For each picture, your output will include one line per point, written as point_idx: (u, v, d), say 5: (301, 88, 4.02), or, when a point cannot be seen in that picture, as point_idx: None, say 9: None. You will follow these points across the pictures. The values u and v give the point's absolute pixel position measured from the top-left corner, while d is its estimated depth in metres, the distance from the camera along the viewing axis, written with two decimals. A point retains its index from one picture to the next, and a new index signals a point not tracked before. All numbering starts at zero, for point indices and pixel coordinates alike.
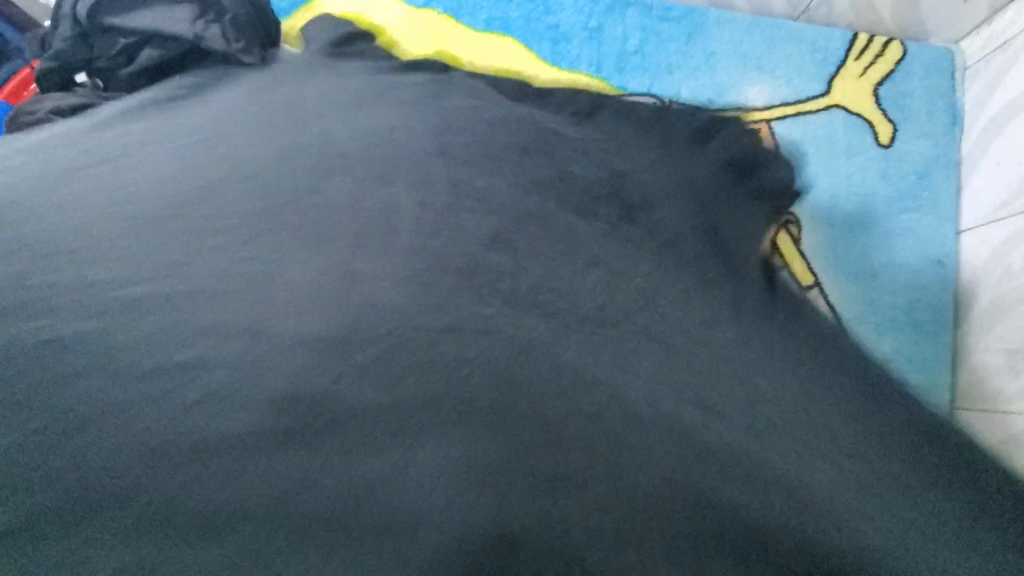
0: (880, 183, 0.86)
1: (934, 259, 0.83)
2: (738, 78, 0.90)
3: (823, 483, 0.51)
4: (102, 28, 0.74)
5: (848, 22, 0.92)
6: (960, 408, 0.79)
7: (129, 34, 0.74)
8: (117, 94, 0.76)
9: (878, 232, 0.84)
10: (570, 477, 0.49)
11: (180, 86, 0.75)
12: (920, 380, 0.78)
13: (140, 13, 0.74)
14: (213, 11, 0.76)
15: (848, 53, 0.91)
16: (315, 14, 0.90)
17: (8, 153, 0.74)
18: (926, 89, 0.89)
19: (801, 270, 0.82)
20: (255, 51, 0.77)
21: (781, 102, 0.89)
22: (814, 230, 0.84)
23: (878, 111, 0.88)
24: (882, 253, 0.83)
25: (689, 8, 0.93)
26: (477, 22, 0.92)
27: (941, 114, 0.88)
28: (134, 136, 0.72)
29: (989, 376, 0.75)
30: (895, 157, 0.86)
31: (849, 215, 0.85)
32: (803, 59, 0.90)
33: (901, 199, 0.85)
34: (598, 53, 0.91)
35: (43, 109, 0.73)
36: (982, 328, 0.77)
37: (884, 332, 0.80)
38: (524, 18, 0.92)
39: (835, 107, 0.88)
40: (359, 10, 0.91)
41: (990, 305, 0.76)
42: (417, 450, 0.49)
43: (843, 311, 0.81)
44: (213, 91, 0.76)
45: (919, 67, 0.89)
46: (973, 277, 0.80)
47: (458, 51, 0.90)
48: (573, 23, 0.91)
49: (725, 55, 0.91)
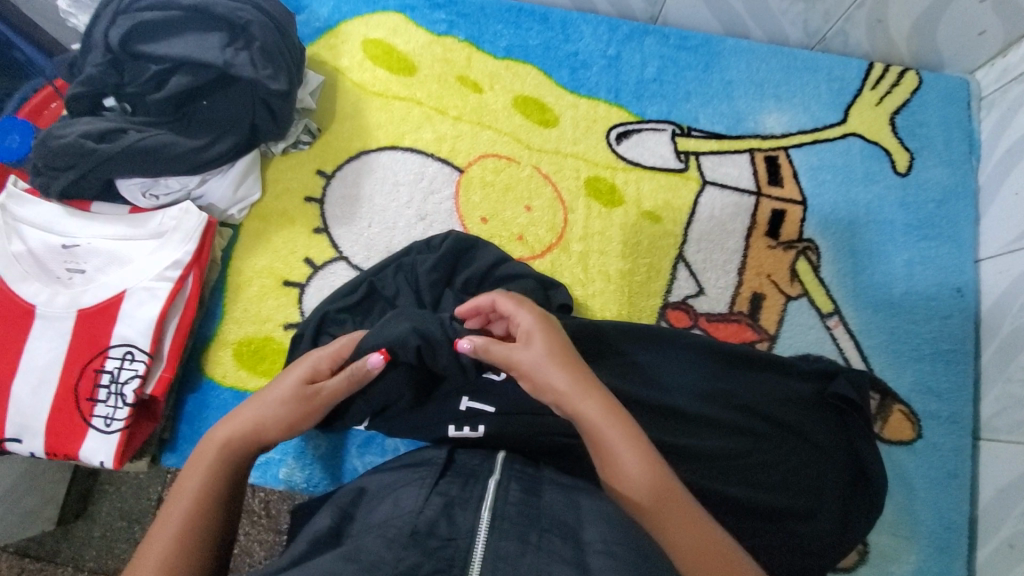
0: (899, 212, 0.86)
1: (954, 288, 0.82)
2: (756, 106, 0.91)
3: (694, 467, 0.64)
4: (132, 54, 0.73)
5: (865, 51, 0.92)
6: (983, 439, 0.78)
7: (159, 60, 0.73)
8: (143, 120, 0.74)
9: (897, 260, 0.84)
10: (704, 475, 0.64)
11: (207, 112, 0.76)
12: (942, 411, 0.78)
13: (170, 39, 0.73)
14: (243, 38, 0.74)
15: (864, 83, 0.91)
16: (338, 41, 0.91)
17: (35, 174, 0.75)
18: (942, 119, 0.89)
19: (822, 299, 0.82)
20: (282, 77, 0.75)
21: (799, 130, 0.90)
22: (834, 258, 0.84)
23: (895, 141, 0.89)
24: (901, 282, 0.83)
25: (707, 36, 0.93)
26: (497, 50, 0.92)
27: (957, 143, 0.88)
28: (162, 161, 0.74)
29: (1011, 409, 0.75)
30: (913, 186, 0.87)
31: (869, 242, 0.85)
32: (820, 89, 0.91)
33: (919, 228, 0.85)
34: (617, 80, 0.91)
35: (68, 134, 0.72)
36: (1003, 358, 0.77)
37: (905, 362, 0.80)
38: (544, 45, 0.92)
39: (852, 136, 0.89)
40: (380, 36, 0.91)
41: (1010, 335, 0.77)
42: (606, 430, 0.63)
43: (865, 339, 0.81)
44: (240, 117, 0.76)
45: (935, 96, 0.90)
46: (994, 307, 0.80)
47: (479, 78, 0.91)
48: (593, 51, 0.92)
49: (741, 83, 0.92)
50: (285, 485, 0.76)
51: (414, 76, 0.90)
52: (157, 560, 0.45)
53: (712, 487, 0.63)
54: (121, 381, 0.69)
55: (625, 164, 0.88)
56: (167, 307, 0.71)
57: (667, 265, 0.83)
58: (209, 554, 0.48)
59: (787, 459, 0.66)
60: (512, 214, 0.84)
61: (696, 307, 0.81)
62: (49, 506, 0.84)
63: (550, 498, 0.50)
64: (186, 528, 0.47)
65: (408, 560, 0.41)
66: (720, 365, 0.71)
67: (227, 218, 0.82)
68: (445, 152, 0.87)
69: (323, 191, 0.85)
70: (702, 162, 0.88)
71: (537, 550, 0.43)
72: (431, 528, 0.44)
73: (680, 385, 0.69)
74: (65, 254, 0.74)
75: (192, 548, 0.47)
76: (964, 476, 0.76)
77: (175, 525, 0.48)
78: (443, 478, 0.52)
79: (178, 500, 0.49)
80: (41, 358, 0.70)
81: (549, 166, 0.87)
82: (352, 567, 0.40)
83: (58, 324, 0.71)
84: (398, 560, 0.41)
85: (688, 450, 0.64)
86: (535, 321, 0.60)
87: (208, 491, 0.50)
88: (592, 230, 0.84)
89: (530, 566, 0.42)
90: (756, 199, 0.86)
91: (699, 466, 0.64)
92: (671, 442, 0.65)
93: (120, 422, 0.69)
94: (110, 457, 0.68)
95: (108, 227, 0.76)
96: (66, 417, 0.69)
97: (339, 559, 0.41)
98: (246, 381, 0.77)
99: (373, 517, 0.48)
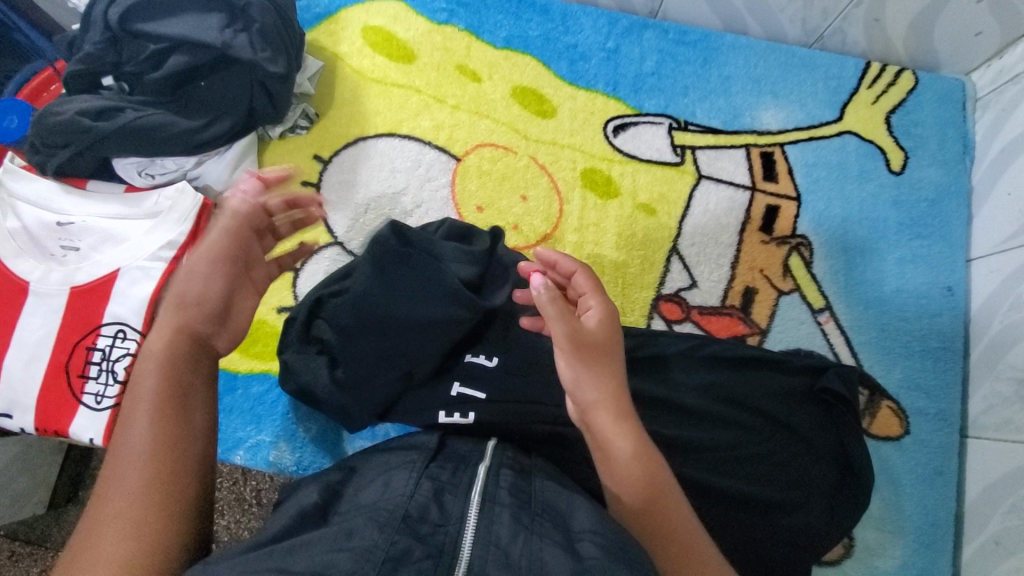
0: (892, 211, 0.86)
1: (944, 287, 0.83)
2: (752, 102, 0.91)
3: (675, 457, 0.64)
4: (132, 33, 0.73)
5: (862, 50, 0.93)
6: (971, 436, 0.78)
7: (158, 41, 0.73)
8: (140, 99, 0.74)
9: (889, 258, 0.84)
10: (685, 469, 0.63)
11: (204, 93, 0.76)
12: (929, 407, 0.79)
13: (169, 18, 0.73)
14: (243, 20, 0.74)
15: (861, 82, 0.92)
16: (338, 27, 0.91)
17: (32, 153, 0.75)
18: (938, 119, 0.90)
19: (814, 294, 0.83)
20: (281, 61, 0.76)
21: (795, 126, 0.90)
22: (826, 254, 0.84)
23: (891, 140, 0.89)
24: (893, 280, 0.83)
25: (705, 32, 0.94)
26: (496, 40, 0.92)
27: (952, 144, 0.89)
28: (159, 140, 0.74)
29: (998, 406, 0.75)
30: (907, 185, 0.88)
31: (861, 239, 0.85)
32: (817, 87, 0.92)
33: (912, 227, 0.86)
34: (615, 73, 0.92)
35: (66, 112, 0.72)
36: (991, 356, 0.78)
37: (894, 358, 0.80)
38: (544, 36, 0.93)
39: (847, 134, 0.90)
40: (381, 24, 0.92)
41: (999, 334, 0.77)
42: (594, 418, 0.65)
43: (855, 335, 0.81)
44: (237, 100, 0.77)
45: (931, 97, 0.91)
46: (983, 306, 0.80)
47: (477, 67, 0.91)
48: (592, 43, 0.93)
49: (739, 79, 0.92)
50: (274, 467, 0.76)
51: (414, 64, 0.90)
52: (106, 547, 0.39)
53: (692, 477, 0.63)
54: (113, 359, 0.69)
55: (622, 157, 0.88)
56: (160, 286, 0.71)
57: (661, 258, 0.83)
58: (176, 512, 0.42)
59: (775, 453, 0.67)
60: (508, 204, 0.85)
61: (689, 300, 0.82)
62: (41, 488, 0.84)
63: (539, 483, 0.50)
64: (133, 509, 0.41)
65: (400, 544, 0.42)
66: (710, 363, 0.71)
67: (223, 201, 0.82)
68: (443, 140, 0.87)
69: (319, 176, 0.85)
70: (698, 156, 0.88)
71: (523, 533, 0.44)
72: (422, 514, 0.45)
73: (663, 375, 0.70)
74: (59, 232, 0.74)
75: (148, 519, 0.40)
76: (950, 473, 0.77)
77: (115, 508, 0.41)
78: (433, 462, 0.53)
79: (102, 521, 0.40)
80: (34, 336, 0.70)
81: (546, 156, 0.87)
82: (340, 555, 0.40)
83: (51, 302, 0.71)
84: (390, 544, 0.41)
85: (668, 438, 0.65)
86: (601, 322, 0.58)
87: (151, 449, 0.43)
88: (588, 221, 0.85)
89: (521, 552, 0.42)
90: (751, 194, 0.87)
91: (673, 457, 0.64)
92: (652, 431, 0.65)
93: (110, 400, 0.69)
94: (100, 435, 0.68)
95: (103, 205, 0.75)
96: (57, 394, 0.69)
97: (326, 548, 0.41)
98: (238, 363, 0.79)
99: (358, 500, 0.48)
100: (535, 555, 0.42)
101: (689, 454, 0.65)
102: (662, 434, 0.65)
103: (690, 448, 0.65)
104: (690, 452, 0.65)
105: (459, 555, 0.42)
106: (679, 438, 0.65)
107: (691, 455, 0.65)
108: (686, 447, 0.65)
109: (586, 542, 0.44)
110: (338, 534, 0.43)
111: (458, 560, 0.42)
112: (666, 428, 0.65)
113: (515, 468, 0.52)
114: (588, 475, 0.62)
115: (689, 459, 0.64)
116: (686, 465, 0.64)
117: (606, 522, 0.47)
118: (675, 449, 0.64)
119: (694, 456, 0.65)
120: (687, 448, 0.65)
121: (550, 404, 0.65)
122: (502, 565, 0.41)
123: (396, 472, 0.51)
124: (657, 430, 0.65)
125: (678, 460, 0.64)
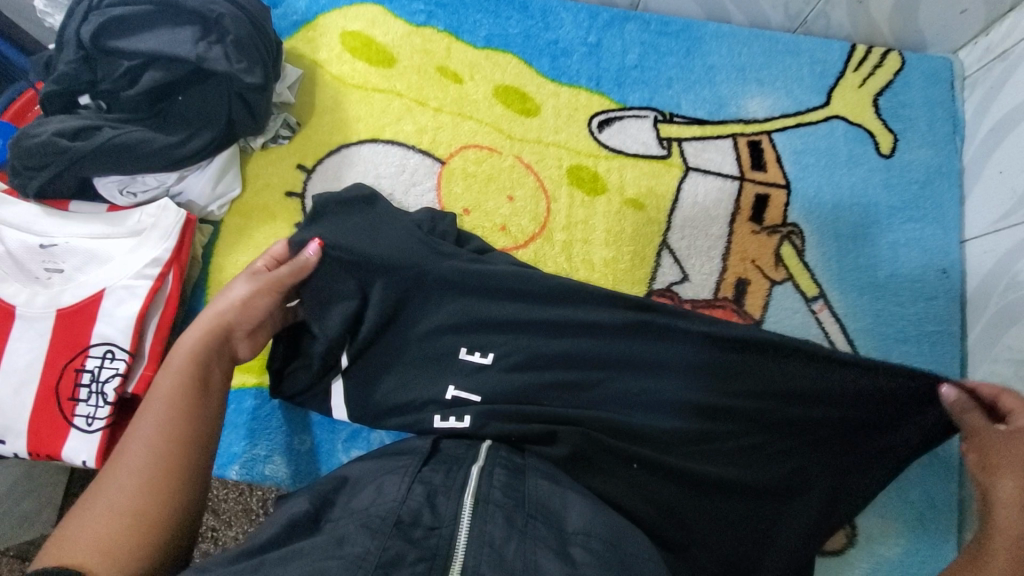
0: (884, 194, 0.85)
1: (939, 269, 0.82)
2: (737, 91, 0.90)
3: (674, 455, 0.63)
4: (105, 50, 0.72)
5: (847, 33, 0.92)
6: None
7: (132, 56, 0.72)
8: (118, 117, 0.74)
9: (883, 242, 0.84)
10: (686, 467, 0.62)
11: (183, 108, 0.75)
12: None
13: (142, 33, 0.72)
14: (216, 32, 0.74)
15: (848, 65, 0.91)
16: (316, 34, 0.91)
17: (14, 175, 0.75)
18: (926, 100, 0.89)
19: (806, 282, 0.82)
20: (258, 71, 0.75)
21: (782, 113, 0.89)
22: (819, 242, 0.84)
23: (878, 122, 0.88)
24: (887, 264, 0.83)
25: (688, 22, 0.93)
26: (477, 39, 0.91)
27: (941, 124, 0.88)
28: (139, 158, 0.73)
29: None
30: (897, 168, 0.86)
31: (854, 225, 0.84)
32: (803, 72, 0.91)
33: (904, 210, 0.85)
34: (598, 68, 0.91)
35: (42, 133, 0.71)
36: (988, 337, 0.77)
37: (891, 344, 0.79)
38: (524, 34, 0.92)
39: (835, 119, 0.89)
40: (359, 28, 0.91)
41: (997, 314, 0.76)
42: (594, 413, 0.63)
43: (850, 323, 0.80)
44: (216, 113, 0.76)
45: (918, 77, 0.90)
46: (979, 286, 0.80)
47: (459, 68, 0.90)
48: (573, 38, 0.92)
49: (723, 68, 0.91)
50: (270, 482, 0.76)
51: (394, 68, 0.89)
52: (82, 543, 0.44)
53: (697, 475, 0.62)
54: (102, 381, 0.69)
55: (608, 152, 0.87)
56: (146, 305, 0.71)
57: (652, 252, 0.83)
58: (160, 532, 0.47)
59: (783, 445, 0.64)
60: (495, 205, 0.84)
61: (681, 294, 0.81)
62: (46, 509, 0.84)
63: (531, 484, 0.50)
64: (118, 517, 0.46)
65: (393, 549, 0.42)
66: (716, 357, 0.66)
67: (207, 215, 0.82)
68: (427, 143, 0.86)
69: (303, 185, 0.84)
70: (684, 148, 0.88)
71: (516, 535, 0.44)
72: (414, 519, 0.44)
73: (667, 365, 0.65)
74: (42, 254, 0.74)
75: (124, 528, 0.45)
76: (952, 456, 0.76)
77: (101, 509, 0.46)
78: (427, 466, 0.52)
79: (83, 518, 0.45)
80: (22, 359, 0.70)
81: (531, 155, 0.86)
82: (331, 562, 0.40)
83: (38, 325, 0.71)
84: (382, 550, 0.41)
85: (666, 436, 0.63)
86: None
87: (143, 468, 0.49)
88: (576, 218, 0.84)
89: (515, 554, 0.42)
90: (740, 183, 0.86)
91: (672, 453, 0.63)
92: (650, 429, 0.63)
93: (101, 421, 0.68)
94: (92, 456, 0.68)
95: (86, 226, 0.75)
96: (48, 416, 0.69)
97: (315, 556, 0.40)
98: (245, 379, 0.79)
99: (349, 506, 0.48)
100: (530, 560, 0.42)
101: (690, 449, 0.63)
102: (656, 430, 0.63)
103: (690, 445, 0.63)
104: (696, 447, 0.63)
105: (451, 559, 0.42)
106: (677, 432, 0.63)
107: (692, 451, 0.63)
108: (691, 444, 0.63)
109: (583, 543, 0.44)
110: (330, 543, 0.42)
111: (452, 562, 0.42)
112: (663, 423, 0.63)
113: (507, 470, 0.51)
114: (585, 473, 0.61)
115: (692, 455, 0.63)
116: (686, 462, 0.62)
117: (601, 522, 0.48)
118: (674, 447, 0.63)
119: (696, 451, 0.63)
120: (691, 443, 0.63)
121: (552, 403, 0.64)
122: (497, 567, 0.41)
123: (389, 477, 0.50)
124: (655, 426, 0.63)
125: (679, 458, 0.63)
